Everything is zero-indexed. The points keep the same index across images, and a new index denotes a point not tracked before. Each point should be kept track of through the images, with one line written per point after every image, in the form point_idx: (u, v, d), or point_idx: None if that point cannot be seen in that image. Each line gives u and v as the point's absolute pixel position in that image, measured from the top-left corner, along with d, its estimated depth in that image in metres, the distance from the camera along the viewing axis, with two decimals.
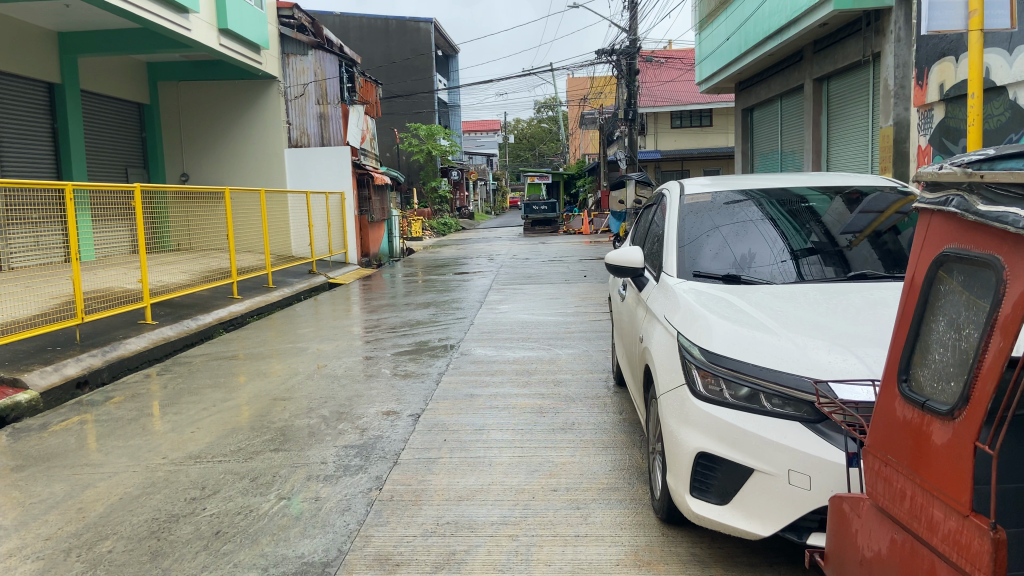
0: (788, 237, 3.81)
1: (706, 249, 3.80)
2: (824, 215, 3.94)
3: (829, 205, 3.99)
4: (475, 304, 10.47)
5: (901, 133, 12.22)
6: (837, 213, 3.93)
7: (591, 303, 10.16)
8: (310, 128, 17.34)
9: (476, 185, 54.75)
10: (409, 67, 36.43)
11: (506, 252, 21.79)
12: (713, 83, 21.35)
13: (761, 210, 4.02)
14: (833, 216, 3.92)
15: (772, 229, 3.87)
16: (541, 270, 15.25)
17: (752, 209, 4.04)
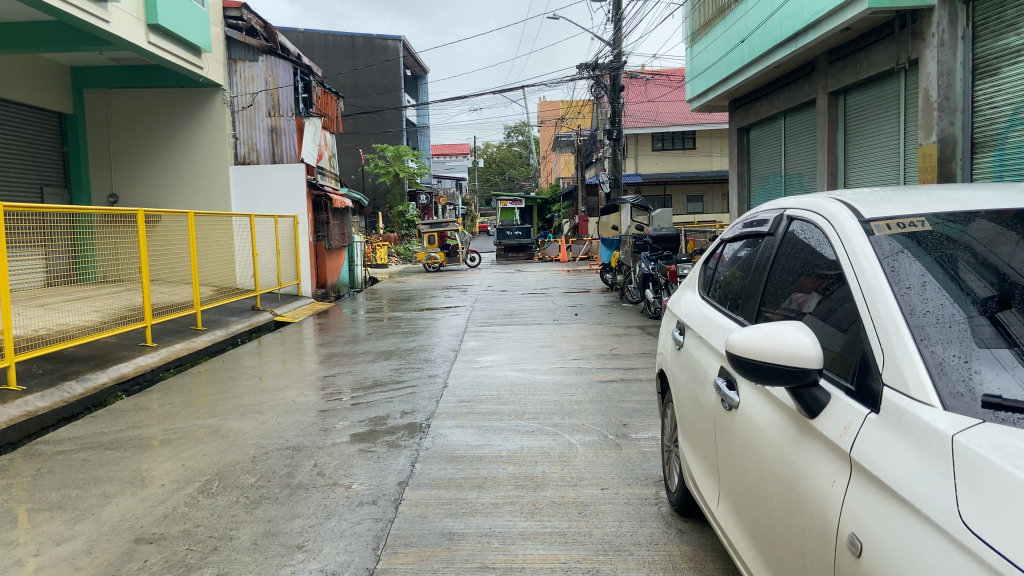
0: (951, 277, 1.93)
1: (876, 316, 1.83)
2: (960, 232, 2.10)
3: (958, 219, 2.15)
4: (448, 355, 8.38)
5: (946, 150, 10.87)
6: (982, 231, 2.10)
7: (595, 355, 8.12)
8: (259, 144, 15.19)
9: (445, 210, 52.90)
10: (375, 87, 34.52)
11: (480, 282, 19.74)
12: (708, 100, 19.64)
13: (906, 231, 2.10)
14: (977, 233, 2.09)
15: (939, 264, 1.97)
16: (522, 305, 13.26)
17: (897, 236, 2.08)
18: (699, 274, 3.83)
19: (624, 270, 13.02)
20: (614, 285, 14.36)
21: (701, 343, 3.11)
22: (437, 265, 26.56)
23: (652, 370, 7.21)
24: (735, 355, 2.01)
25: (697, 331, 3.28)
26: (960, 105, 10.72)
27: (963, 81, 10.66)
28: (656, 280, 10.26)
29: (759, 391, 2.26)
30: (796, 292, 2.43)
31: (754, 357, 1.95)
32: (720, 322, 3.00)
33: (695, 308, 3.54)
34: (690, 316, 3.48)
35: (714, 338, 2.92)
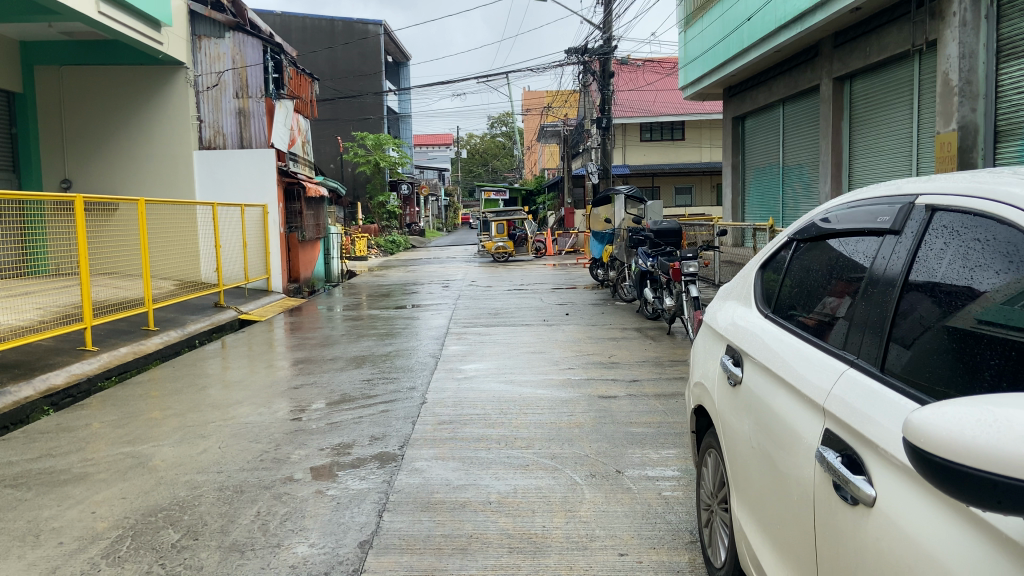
0: None
1: None
2: None
3: None
4: (427, 363, 7.47)
5: (967, 139, 10.13)
6: None
7: (591, 363, 7.23)
8: (226, 127, 14.09)
9: (427, 200, 51.88)
10: (356, 73, 33.41)
11: (462, 277, 18.81)
12: (702, 88, 18.74)
13: None
14: None
15: None
16: (508, 303, 12.35)
17: None
18: (749, 275, 3.01)
19: (616, 266, 12.36)
20: (606, 281, 13.50)
21: (765, 379, 2.29)
22: (506, 255, 25.44)
23: (659, 382, 6.34)
24: (915, 450, 1.20)
25: (756, 359, 2.43)
26: (981, 91, 9.97)
27: (986, 64, 9.83)
28: (655, 276, 9.36)
29: (907, 475, 1.49)
30: (827, 297, 2.20)
31: (947, 460, 1.14)
32: (794, 346, 2.22)
33: (745, 324, 2.72)
34: (742, 336, 2.64)
35: (787, 376, 2.12)
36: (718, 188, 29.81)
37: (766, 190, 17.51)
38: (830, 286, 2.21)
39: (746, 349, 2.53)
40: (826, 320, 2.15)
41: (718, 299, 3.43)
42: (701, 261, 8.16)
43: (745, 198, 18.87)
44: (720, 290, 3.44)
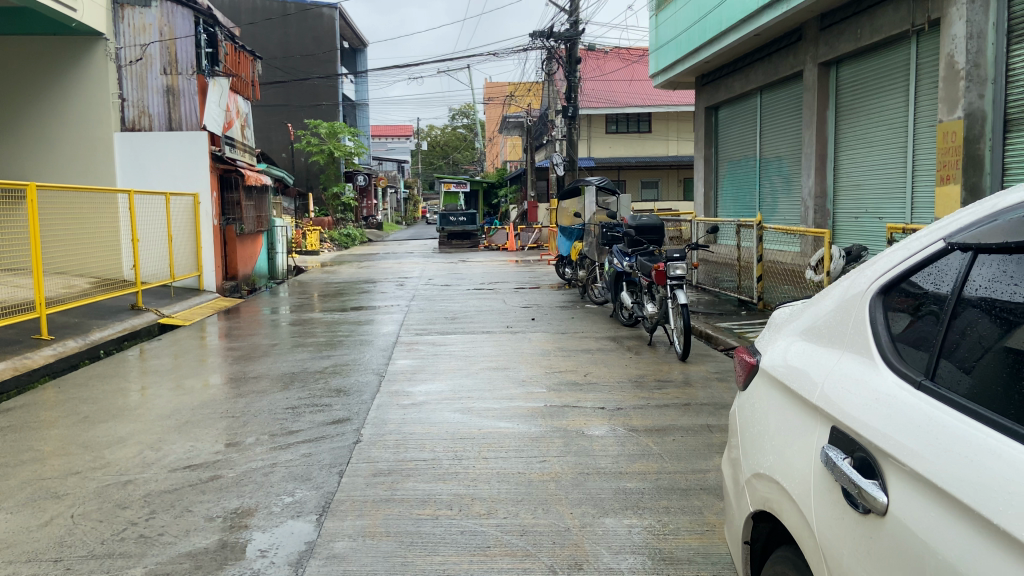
0: None
1: None
2: None
3: None
4: (368, 382, 6.27)
5: (974, 127, 9.20)
6: None
7: (563, 383, 6.11)
8: (152, 107, 12.57)
9: (385, 192, 50.44)
10: (310, 58, 31.91)
11: (419, 274, 17.61)
12: (674, 75, 17.73)
13: None
14: None
15: None
16: (468, 305, 11.19)
17: None
18: (834, 301, 1.94)
19: (586, 266, 11.30)
20: (574, 280, 12.42)
21: (948, 514, 1.26)
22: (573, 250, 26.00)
23: (648, 411, 5.24)
24: None
25: (910, 471, 1.37)
26: (991, 75, 9.05)
27: (996, 44, 8.97)
28: (634, 279, 8.26)
29: None
30: (940, 337, 1.50)
31: None
32: (997, 454, 1.23)
33: (842, 379, 1.68)
34: (851, 408, 1.59)
35: (1019, 525, 1.12)
36: (684, 182, 28.99)
37: (740, 186, 16.59)
38: (945, 327, 1.50)
39: (871, 438, 1.48)
40: (935, 371, 1.48)
41: (771, 331, 2.38)
42: (689, 263, 7.07)
43: (717, 193, 17.94)
44: (775, 316, 2.39)
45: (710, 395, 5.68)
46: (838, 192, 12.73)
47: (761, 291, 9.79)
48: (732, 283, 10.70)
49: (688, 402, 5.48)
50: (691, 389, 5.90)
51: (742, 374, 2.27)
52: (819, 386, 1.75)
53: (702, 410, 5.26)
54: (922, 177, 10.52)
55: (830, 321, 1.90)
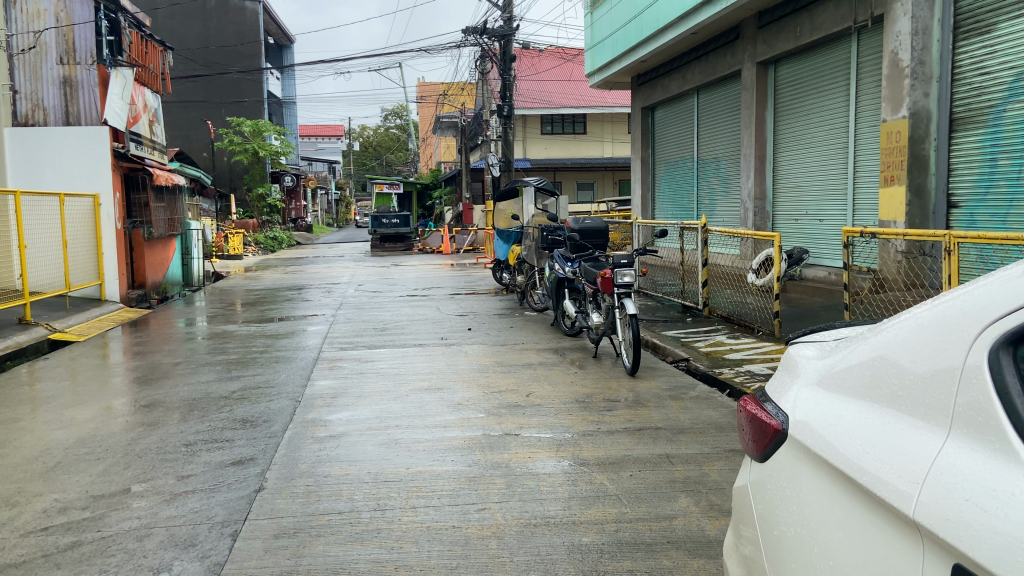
0: None
1: None
2: None
3: None
4: (282, 409, 5.52)
5: (919, 127, 8.79)
6: None
7: (503, 405, 5.46)
8: (47, 100, 11.59)
9: (314, 193, 49.00)
10: (233, 54, 30.55)
11: (348, 279, 16.74)
12: (610, 74, 17.26)
13: None
14: None
15: None
16: (399, 314, 10.45)
17: None
18: (901, 357, 1.50)
19: (526, 271, 10.72)
20: (512, 287, 11.80)
21: None
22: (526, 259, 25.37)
23: (598, 440, 4.64)
24: None
25: None
26: (936, 72, 8.66)
27: (941, 41, 8.60)
28: (577, 287, 7.70)
29: None
30: None
31: None
32: None
33: (955, 478, 1.25)
34: (992, 529, 1.16)
35: None
36: (620, 183, 28.69)
37: (678, 187, 16.24)
38: None
39: None
40: None
41: (781, 375, 1.92)
42: (638, 269, 6.51)
43: (655, 194, 17.58)
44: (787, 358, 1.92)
45: (666, 417, 5.11)
46: (778, 194, 12.29)
47: (706, 297, 9.26)
48: (675, 288, 10.16)
49: (643, 426, 4.89)
50: (644, 409, 5.32)
51: (761, 443, 1.79)
52: (917, 485, 1.31)
53: (659, 436, 4.68)
54: (863, 179, 10.03)
55: (903, 388, 1.46)
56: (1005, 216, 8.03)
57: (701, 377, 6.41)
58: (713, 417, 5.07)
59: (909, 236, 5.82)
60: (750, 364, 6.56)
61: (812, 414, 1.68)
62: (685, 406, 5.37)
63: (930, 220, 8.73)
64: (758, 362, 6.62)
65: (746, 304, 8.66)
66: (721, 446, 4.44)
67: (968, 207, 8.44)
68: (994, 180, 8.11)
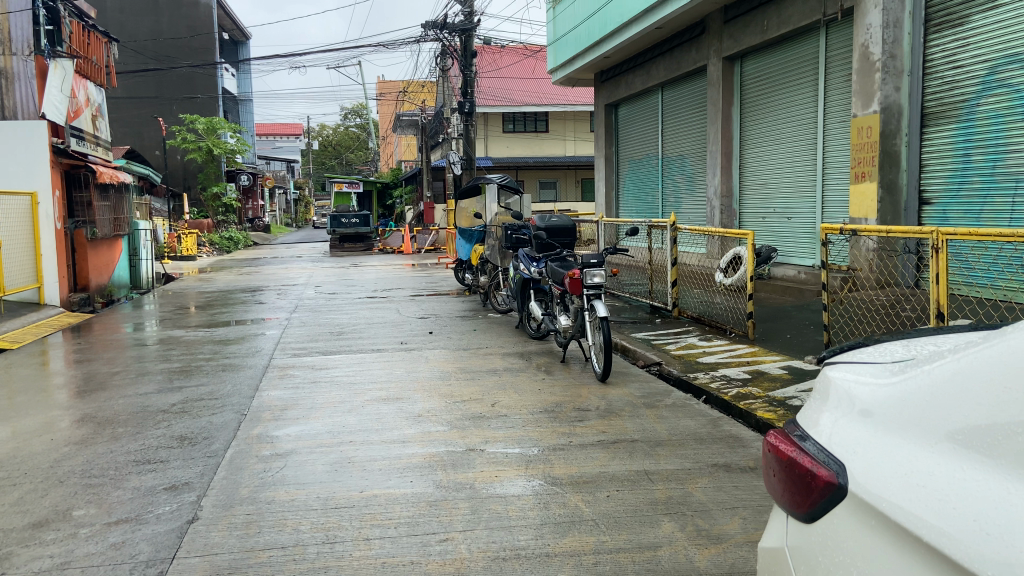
0: None
1: None
2: None
3: None
4: (224, 424, 5.05)
5: (891, 121, 8.60)
6: None
7: (467, 416, 5.07)
8: None
9: (272, 192, 47.99)
10: (185, 49, 29.62)
11: (305, 280, 16.20)
12: (573, 71, 16.95)
13: None
14: None
15: None
16: (357, 317, 10.00)
17: None
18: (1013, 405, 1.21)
19: (489, 271, 10.34)
20: (475, 288, 11.42)
21: None
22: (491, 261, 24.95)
23: (571, 455, 4.27)
24: None
25: None
26: (907, 66, 8.50)
27: (912, 34, 8.43)
28: (545, 287, 7.34)
29: None
30: None
31: None
32: None
33: None
34: None
35: None
36: (582, 182, 28.46)
37: (643, 185, 15.99)
38: None
39: None
40: None
41: (815, 402, 1.66)
42: (608, 269, 6.18)
43: (620, 192, 17.32)
44: (819, 380, 1.66)
45: (642, 428, 4.76)
46: (745, 193, 12.07)
47: (676, 297, 8.94)
48: (643, 288, 9.84)
49: (617, 439, 4.54)
50: (617, 419, 4.98)
51: (804, 495, 1.49)
52: None
53: (636, 450, 4.33)
54: (833, 175, 9.80)
55: (989, 436, 1.22)
56: (978, 213, 7.85)
57: (674, 382, 6.09)
58: (691, 428, 4.74)
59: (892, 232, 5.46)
60: (726, 368, 6.25)
61: (858, 453, 1.42)
62: (660, 415, 5.04)
63: (902, 217, 8.56)
64: (734, 366, 6.31)
65: (715, 304, 8.24)
66: (704, 461, 4.12)
67: (940, 203, 8.28)
68: (968, 176, 7.94)
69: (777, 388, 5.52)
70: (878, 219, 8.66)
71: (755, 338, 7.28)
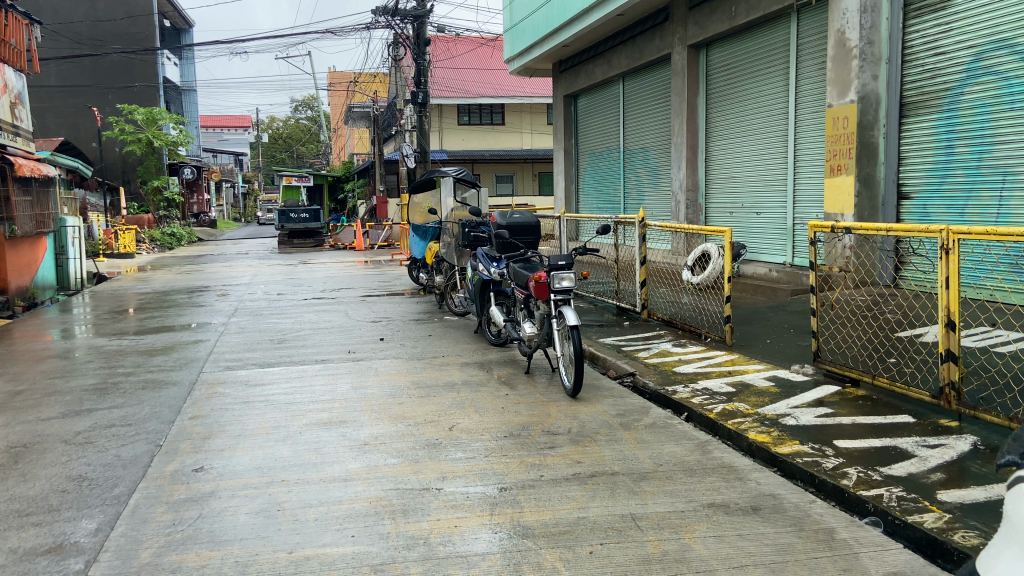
0: None
1: None
2: None
3: None
4: (134, 462, 4.31)
5: (868, 111, 8.13)
6: None
7: (419, 446, 4.42)
8: None
9: (219, 186, 46.47)
10: (122, 35, 28.24)
11: (249, 279, 15.30)
12: (530, 59, 16.32)
13: None
14: None
15: None
16: (301, 321, 9.24)
17: None
18: None
19: (445, 271, 9.68)
20: (430, 288, 10.74)
21: None
22: None
23: (541, 493, 3.65)
24: None
25: None
26: (886, 53, 8.06)
27: (891, 18, 7.99)
28: (507, 291, 6.71)
29: None
30: None
31: None
32: None
33: None
34: None
35: None
36: (540, 176, 27.88)
37: (603, 179, 15.46)
38: None
39: None
40: None
41: (1000, 537, 1.77)
42: (578, 273, 5.57)
43: (579, 186, 16.78)
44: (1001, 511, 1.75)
45: (622, 456, 4.16)
46: (711, 186, 11.59)
47: (645, 298, 8.38)
48: (609, 288, 9.27)
49: (594, 471, 3.93)
50: (592, 444, 4.37)
51: None
52: None
53: (618, 486, 3.73)
54: (805, 168, 9.35)
55: None
56: (962, 208, 7.46)
57: (651, 397, 5.51)
58: (676, 455, 4.16)
59: (890, 231, 4.88)
60: (706, 380, 5.69)
61: None
62: (640, 439, 4.45)
63: (880, 212, 8.12)
64: (715, 377, 5.75)
65: (681, 303, 7.92)
66: (697, 501, 3.53)
67: (921, 198, 7.86)
68: (951, 168, 7.55)
69: (768, 404, 4.97)
70: (855, 215, 8.22)
71: (733, 343, 6.74)
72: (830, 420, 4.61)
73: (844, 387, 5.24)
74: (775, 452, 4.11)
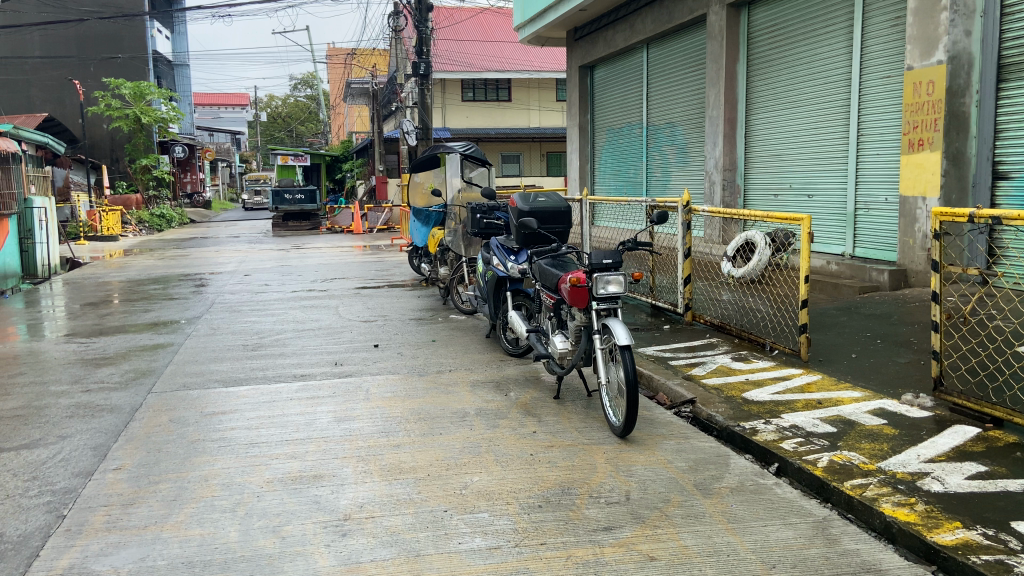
0: None
1: None
2: None
3: None
4: (15, 548, 3.01)
5: (960, 75, 6.80)
6: None
7: (422, 524, 3.14)
8: None
9: (214, 165, 45.02)
10: (108, 5, 26.76)
11: (235, 267, 13.97)
12: (542, 26, 14.88)
13: None
14: None
15: None
16: (284, 320, 7.94)
17: None
18: None
19: (452, 262, 8.39)
20: (434, 281, 9.46)
21: None
22: None
23: None
24: None
25: None
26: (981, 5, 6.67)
27: None
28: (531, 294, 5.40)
29: None
30: None
31: None
32: None
33: None
34: None
35: None
36: (547, 156, 26.48)
37: (622, 158, 14.13)
38: None
39: None
40: None
41: None
42: (627, 274, 4.25)
43: (595, 166, 15.44)
44: None
45: (713, 549, 2.88)
46: (751, 167, 10.25)
47: (688, 297, 7.01)
48: (643, 283, 7.97)
49: None
50: (664, 525, 3.09)
51: None
52: None
53: None
54: (869, 143, 8.06)
55: None
56: None
57: (725, 439, 4.23)
58: (791, 549, 2.89)
59: None
60: (792, 413, 4.39)
61: None
62: (730, 515, 3.17)
63: (969, 195, 6.77)
64: (801, 410, 4.45)
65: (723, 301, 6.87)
66: None
67: (1022, 176, 6.46)
68: None
69: (891, 456, 3.69)
70: (940, 197, 6.95)
71: (809, 358, 5.44)
72: (990, 486, 3.33)
73: (986, 430, 3.92)
74: (935, 543, 2.85)
